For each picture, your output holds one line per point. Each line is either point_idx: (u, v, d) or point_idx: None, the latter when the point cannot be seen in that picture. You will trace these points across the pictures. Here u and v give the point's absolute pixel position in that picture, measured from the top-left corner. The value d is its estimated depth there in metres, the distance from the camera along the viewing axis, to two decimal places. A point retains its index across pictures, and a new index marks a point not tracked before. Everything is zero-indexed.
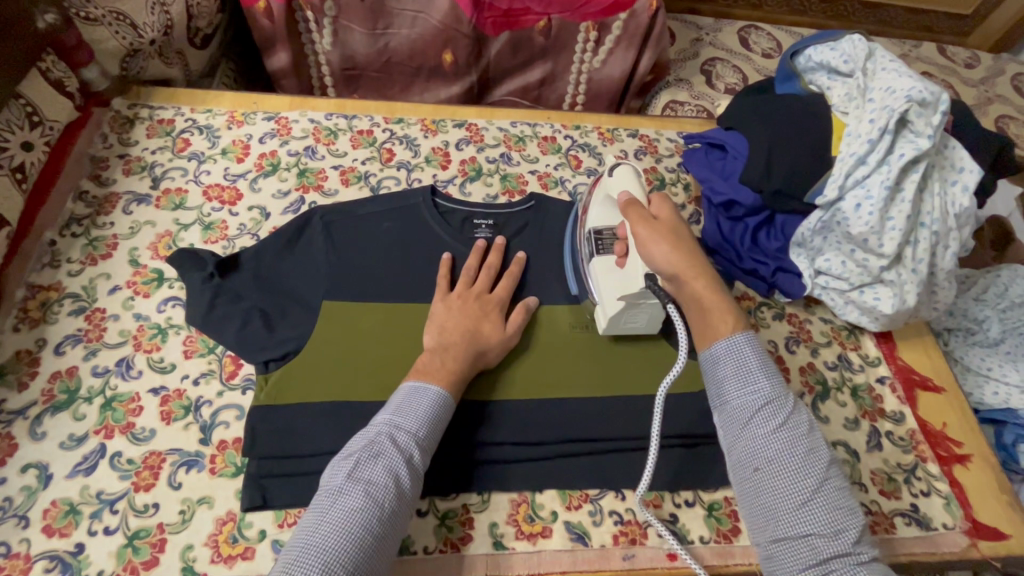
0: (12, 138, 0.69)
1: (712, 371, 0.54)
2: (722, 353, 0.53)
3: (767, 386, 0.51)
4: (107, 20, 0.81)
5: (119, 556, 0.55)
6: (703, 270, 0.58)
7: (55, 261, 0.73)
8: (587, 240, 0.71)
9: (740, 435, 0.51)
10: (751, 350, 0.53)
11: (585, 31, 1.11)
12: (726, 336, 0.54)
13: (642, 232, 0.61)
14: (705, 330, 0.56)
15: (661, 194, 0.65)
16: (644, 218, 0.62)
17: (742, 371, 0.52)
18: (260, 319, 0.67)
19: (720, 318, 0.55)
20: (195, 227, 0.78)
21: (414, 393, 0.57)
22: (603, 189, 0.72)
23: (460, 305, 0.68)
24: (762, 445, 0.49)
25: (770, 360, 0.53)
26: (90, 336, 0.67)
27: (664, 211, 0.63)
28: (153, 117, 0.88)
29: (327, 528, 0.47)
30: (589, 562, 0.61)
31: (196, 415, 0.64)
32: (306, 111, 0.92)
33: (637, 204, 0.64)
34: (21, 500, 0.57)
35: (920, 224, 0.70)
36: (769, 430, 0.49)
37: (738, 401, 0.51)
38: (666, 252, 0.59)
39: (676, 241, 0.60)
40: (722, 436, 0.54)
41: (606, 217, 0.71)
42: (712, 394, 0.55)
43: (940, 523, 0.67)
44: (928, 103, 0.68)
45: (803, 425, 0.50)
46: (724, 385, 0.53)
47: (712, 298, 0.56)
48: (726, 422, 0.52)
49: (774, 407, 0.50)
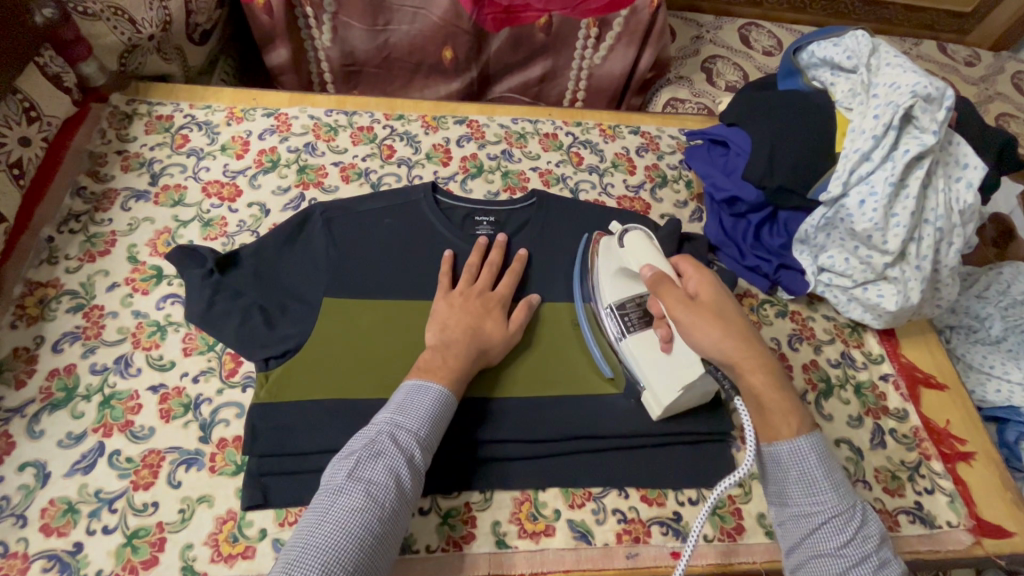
0: (8, 134, 0.69)
1: (772, 472, 0.53)
2: (785, 456, 0.51)
3: (833, 498, 0.50)
4: (106, 15, 0.80)
5: (117, 555, 0.55)
6: (760, 361, 0.53)
7: (52, 258, 0.72)
8: (611, 316, 0.68)
9: (804, 543, 0.50)
10: (816, 454, 0.51)
11: (586, 28, 1.10)
12: (789, 438, 0.51)
13: (684, 317, 0.56)
14: (765, 426, 0.53)
15: (693, 265, 0.60)
16: (682, 301, 0.57)
17: (807, 480, 0.51)
18: (260, 316, 0.67)
19: (782, 419, 0.52)
20: (194, 224, 0.77)
21: (416, 391, 0.57)
22: (615, 260, 0.70)
23: (462, 303, 0.67)
24: (827, 560, 0.48)
25: (834, 465, 0.51)
26: (88, 334, 0.67)
27: (704, 288, 0.57)
28: (151, 113, 0.87)
29: (327, 529, 0.46)
30: (593, 560, 0.60)
31: (195, 413, 0.63)
32: (306, 108, 0.91)
33: (669, 282, 0.59)
34: (18, 499, 0.56)
35: (924, 221, 0.69)
36: (836, 545, 0.49)
37: (802, 508, 0.51)
38: (717, 340, 0.53)
39: (724, 324, 0.54)
40: (780, 532, 0.54)
41: (625, 290, 0.69)
42: (771, 490, 0.54)
43: (944, 521, 0.67)
44: (932, 98, 0.67)
45: (871, 538, 0.49)
46: (786, 488, 0.52)
47: (773, 397, 0.52)
48: (787, 526, 0.52)
49: (840, 521, 0.49)
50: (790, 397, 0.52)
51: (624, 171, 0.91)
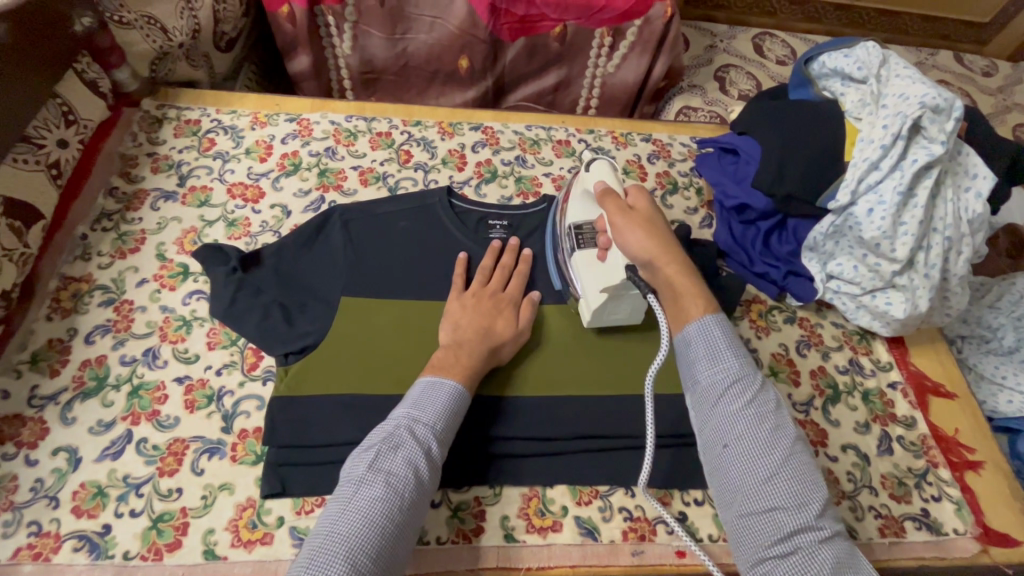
0: (48, 136, 0.72)
1: (684, 353, 0.53)
2: (694, 334, 0.52)
3: (736, 365, 0.50)
4: (138, 24, 0.84)
5: (143, 537, 0.57)
6: (677, 255, 0.57)
7: (86, 254, 0.75)
8: (567, 234, 0.72)
9: (709, 414, 0.50)
10: (721, 330, 0.52)
11: (600, 37, 1.12)
12: (698, 317, 0.53)
13: (619, 220, 0.62)
14: (677, 311, 0.55)
15: (638, 185, 0.66)
16: (621, 208, 0.63)
17: (713, 351, 0.51)
18: (280, 314, 0.69)
19: (692, 302, 0.54)
20: (219, 224, 0.80)
21: (431, 387, 0.59)
22: (581, 184, 0.73)
23: (474, 303, 0.69)
24: (731, 424, 0.48)
25: (739, 343, 0.53)
26: (118, 326, 0.70)
27: (640, 202, 0.64)
28: (180, 118, 0.91)
29: (351, 517, 0.48)
30: (598, 557, 0.62)
31: (218, 404, 0.66)
32: (327, 113, 0.94)
33: (614, 194, 0.65)
34: (52, 482, 0.59)
35: (933, 230, 0.70)
36: (737, 408, 0.48)
37: (708, 380, 0.51)
38: (639, 239, 0.59)
39: (651, 228, 0.60)
40: (693, 416, 0.53)
41: (584, 212, 0.73)
42: (684, 376, 0.54)
43: (951, 528, 0.67)
44: (941, 109, 0.68)
45: (770, 403, 0.49)
46: (694, 365, 0.52)
47: (685, 283, 0.55)
48: (696, 403, 0.52)
49: (742, 386, 0.49)
50: (701, 285, 0.55)
51: (636, 177, 0.92)
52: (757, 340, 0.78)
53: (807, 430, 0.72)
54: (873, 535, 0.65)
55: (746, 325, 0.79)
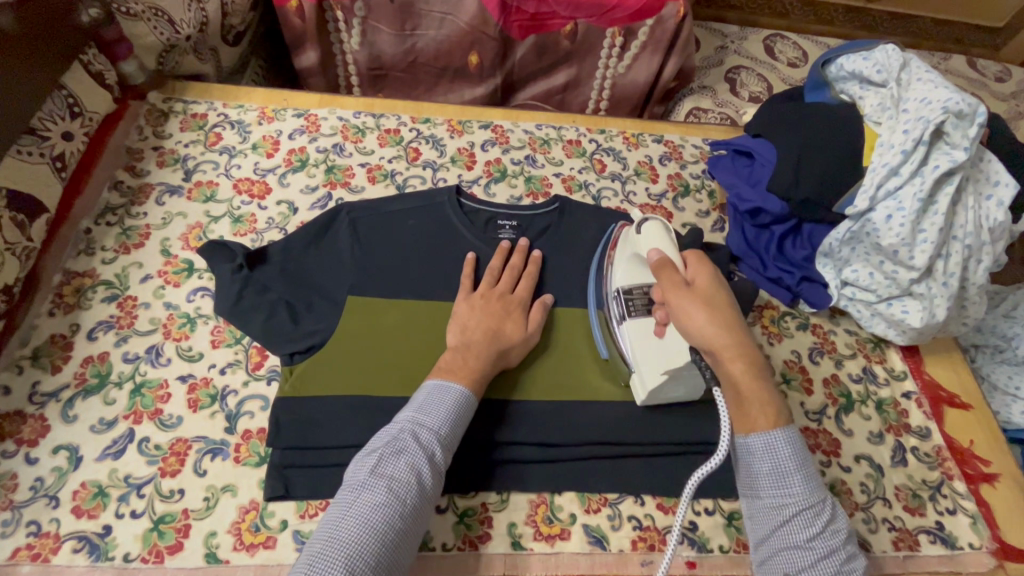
0: (52, 128, 0.71)
1: (747, 463, 0.52)
2: (760, 449, 0.51)
3: (805, 492, 0.50)
4: (146, 15, 0.83)
5: (144, 539, 0.56)
6: (744, 351, 0.51)
7: (89, 249, 0.74)
8: (616, 300, 0.69)
9: (773, 535, 0.50)
10: (790, 448, 0.51)
11: (611, 37, 1.11)
12: (766, 430, 0.51)
13: (676, 302, 0.55)
14: (740, 415, 0.52)
15: (697, 254, 0.59)
16: (677, 286, 0.57)
17: (780, 473, 0.50)
18: (285, 312, 0.68)
19: (760, 410, 0.51)
20: (225, 220, 0.79)
21: (437, 390, 0.57)
22: (631, 246, 0.70)
23: (483, 305, 0.68)
24: (794, 552, 0.49)
25: (807, 456, 0.52)
26: (122, 323, 0.69)
27: (701, 275, 0.57)
28: (186, 111, 0.90)
29: (350, 523, 0.47)
30: (607, 566, 0.60)
31: (221, 404, 0.65)
32: (335, 109, 0.93)
33: (671, 267, 0.59)
34: (52, 481, 0.58)
35: (953, 237, 0.69)
36: (805, 539, 0.49)
37: (772, 500, 0.51)
38: (701, 324, 0.53)
39: (714, 311, 0.53)
40: (748, 520, 0.54)
41: (635, 277, 0.69)
42: (742, 481, 0.54)
43: (966, 542, 0.66)
44: (964, 115, 0.66)
45: (837, 533, 0.50)
46: (759, 481, 0.51)
47: (750, 386, 0.50)
48: (757, 518, 0.52)
49: (809, 515, 0.50)
50: (770, 390, 0.51)
51: (647, 179, 0.91)
52: (770, 347, 0.77)
53: (820, 440, 0.70)
54: (887, 548, 0.64)
55: (758, 331, 0.77)
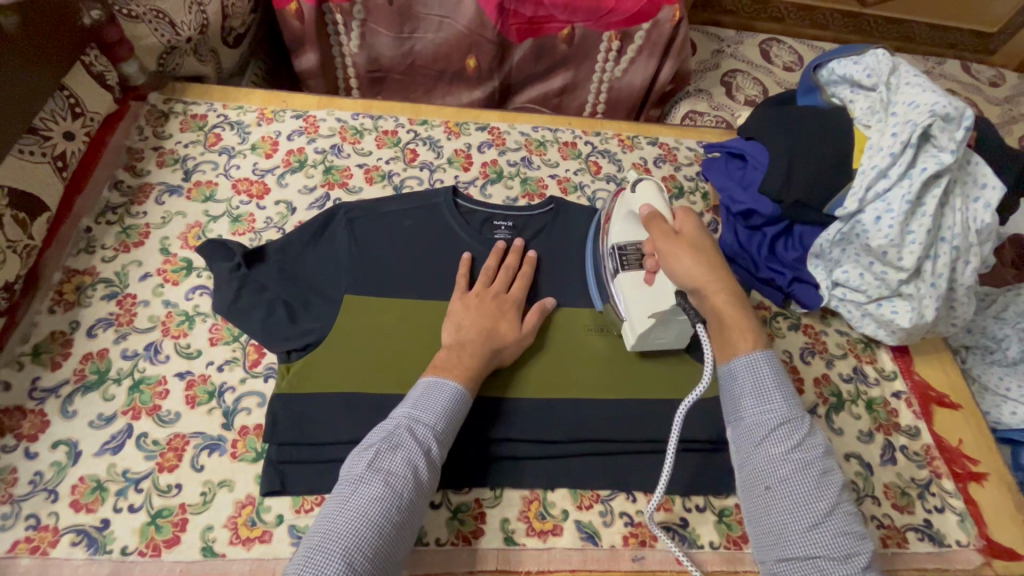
0: (54, 128, 0.72)
1: (730, 388, 0.55)
2: (741, 370, 0.54)
3: (783, 408, 0.51)
4: (147, 17, 0.84)
5: (142, 533, 0.57)
6: (725, 284, 0.58)
7: (90, 247, 0.75)
8: (610, 256, 0.72)
9: (753, 453, 0.51)
10: (769, 367, 0.53)
11: (608, 41, 1.12)
12: (746, 351, 0.54)
13: (665, 246, 0.62)
14: (723, 341, 0.56)
15: (685, 208, 0.65)
16: (666, 232, 0.63)
17: (759, 389, 0.52)
18: (283, 310, 0.69)
19: (739, 335, 0.55)
20: (224, 219, 0.80)
21: (433, 387, 0.58)
22: (626, 205, 0.73)
23: (478, 304, 0.68)
24: (775, 464, 0.49)
25: (786, 377, 0.54)
26: (121, 320, 0.70)
27: (687, 224, 0.64)
28: (186, 112, 0.91)
29: (348, 516, 0.48)
30: (598, 562, 0.61)
31: (219, 401, 0.66)
32: (333, 111, 0.94)
33: (660, 218, 0.65)
34: (51, 476, 0.59)
35: (941, 239, 0.70)
36: (783, 451, 0.49)
37: (753, 417, 0.52)
38: (688, 266, 0.60)
39: (698, 253, 0.60)
40: (733, 448, 0.54)
41: (628, 232, 0.72)
42: (727, 409, 0.55)
43: (954, 540, 0.67)
44: (951, 118, 0.68)
45: (818, 448, 0.50)
46: (740, 401, 0.53)
47: (732, 314, 0.56)
48: (739, 439, 0.53)
49: (788, 429, 0.50)
50: (751, 318, 0.56)
51: None
52: None
53: None
54: (875, 545, 0.65)
55: None
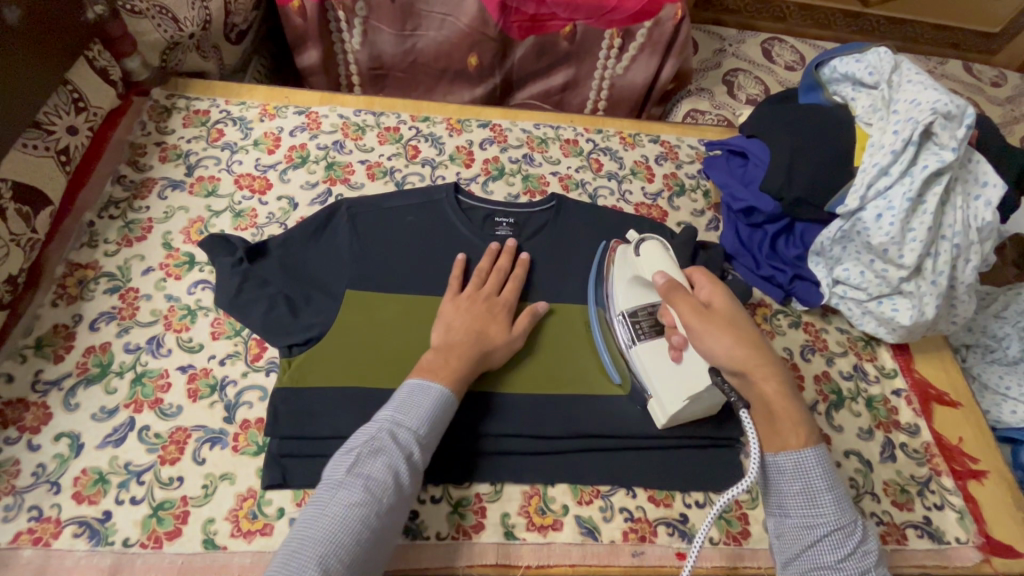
0: (57, 123, 0.72)
1: (776, 482, 0.52)
2: (790, 469, 0.50)
3: (836, 512, 0.49)
4: (150, 13, 0.84)
5: (143, 525, 0.57)
6: (772, 368, 0.53)
7: (92, 241, 0.75)
8: (623, 323, 0.69)
9: (800, 556, 0.49)
10: (821, 469, 0.50)
11: (610, 38, 1.12)
12: (797, 449, 0.51)
13: (697, 325, 0.56)
14: (774, 434, 0.52)
15: (704, 275, 0.61)
16: (695, 307, 0.57)
17: (809, 493, 0.50)
18: (285, 305, 0.69)
19: (791, 428, 0.51)
20: (226, 214, 0.80)
21: (417, 391, 0.58)
22: (631, 268, 0.70)
23: (469, 305, 0.69)
24: (824, 573, 0.48)
25: (838, 477, 0.51)
26: (123, 314, 0.70)
27: (716, 297, 0.58)
28: (189, 108, 0.91)
29: (326, 522, 0.48)
30: (598, 556, 0.61)
31: (221, 394, 0.66)
32: (336, 107, 0.94)
33: (682, 289, 0.60)
34: (53, 467, 0.59)
35: (941, 237, 0.70)
36: (835, 561, 0.48)
37: (801, 519, 0.50)
38: (728, 346, 0.54)
39: (736, 332, 0.54)
40: (775, 541, 0.53)
41: (639, 297, 0.69)
42: (770, 502, 0.53)
43: (953, 537, 0.67)
44: (953, 116, 0.68)
45: (869, 554, 0.49)
46: (788, 501, 0.51)
47: (783, 405, 0.51)
48: (785, 537, 0.51)
49: (841, 536, 0.49)
50: (801, 409, 0.52)
51: (643, 178, 0.92)
52: None
53: None
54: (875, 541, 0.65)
55: None
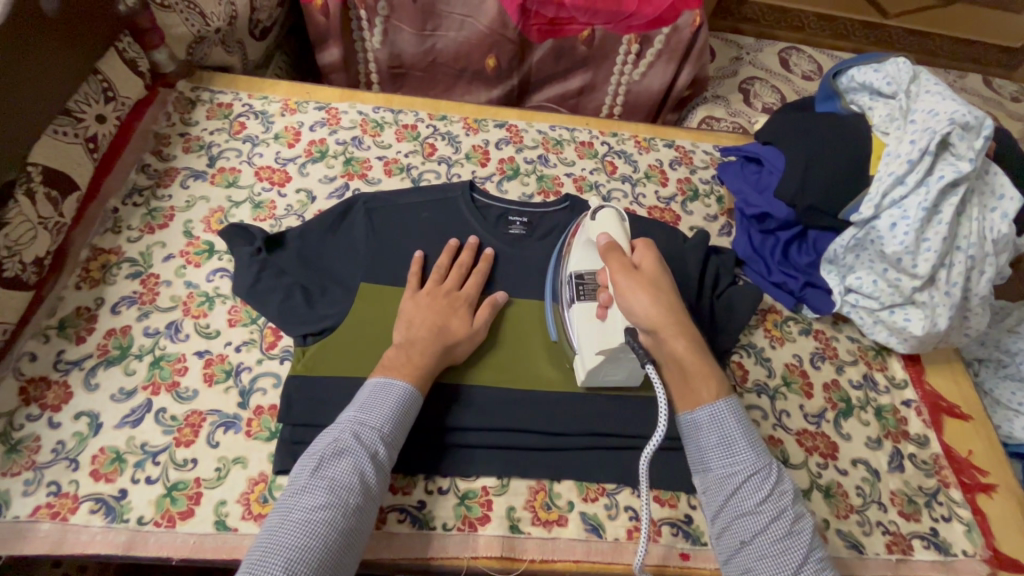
0: (87, 111, 0.74)
1: (695, 437, 0.56)
2: (707, 420, 0.55)
3: (752, 457, 0.53)
4: (180, 7, 0.85)
5: (158, 504, 0.58)
6: (683, 328, 0.56)
7: (116, 227, 0.77)
8: (568, 283, 0.68)
9: (725, 505, 0.52)
10: (733, 417, 0.55)
11: (627, 44, 1.13)
12: (710, 401, 0.55)
13: (623, 282, 0.59)
14: (687, 390, 0.57)
15: (644, 240, 0.63)
16: (625, 267, 0.60)
17: (726, 440, 0.54)
18: (301, 295, 0.71)
19: (704, 384, 0.56)
20: (246, 205, 0.82)
21: (380, 389, 0.58)
22: (585, 232, 0.69)
23: (430, 302, 0.68)
24: (748, 518, 0.51)
25: (750, 424, 0.56)
26: (143, 299, 0.71)
27: (647, 259, 0.61)
28: (213, 101, 0.93)
29: (291, 528, 0.48)
30: (602, 553, 0.62)
31: (236, 379, 0.67)
32: (355, 104, 0.96)
33: (619, 249, 0.62)
34: (72, 445, 0.61)
35: (956, 247, 0.70)
36: (756, 502, 0.51)
37: (722, 470, 0.53)
38: (647, 305, 0.57)
39: (657, 292, 0.58)
40: (704, 500, 0.55)
41: (585, 259, 0.68)
42: (693, 460, 0.56)
43: (960, 549, 0.67)
44: (970, 127, 0.68)
45: (787, 494, 0.52)
46: (708, 453, 0.55)
47: (693, 362, 0.56)
48: (710, 491, 0.54)
49: (759, 478, 0.52)
50: (711, 363, 0.57)
51: (656, 182, 0.93)
52: (772, 349, 0.78)
53: (818, 442, 0.71)
54: (879, 551, 0.65)
55: (761, 335, 0.79)
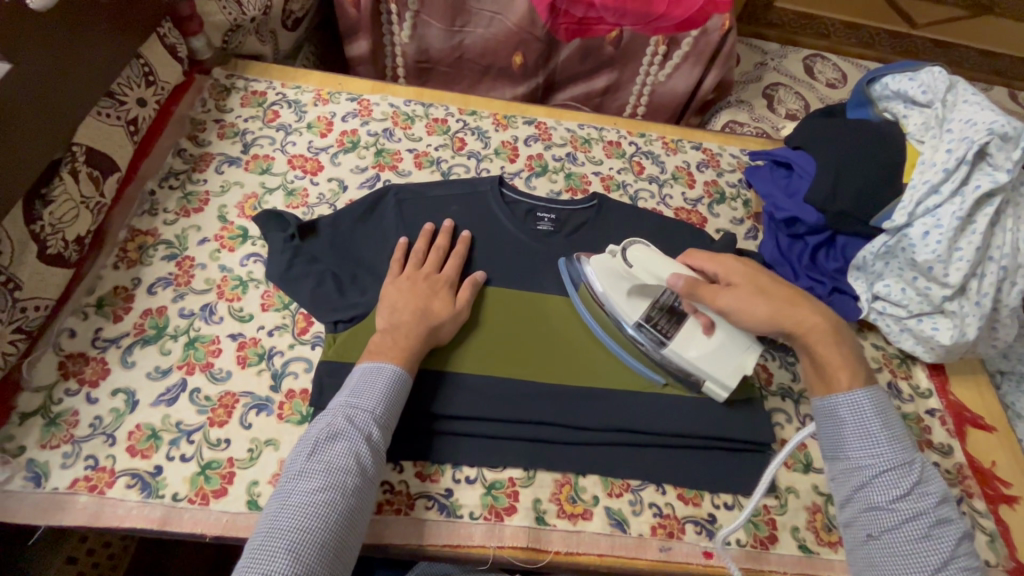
0: (129, 94, 0.76)
1: (831, 426, 0.58)
2: (844, 409, 0.57)
3: (890, 453, 0.55)
4: None
5: (192, 482, 0.60)
6: (810, 319, 0.61)
7: (152, 210, 0.78)
8: (646, 330, 0.69)
9: (857, 496, 0.55)
10: (874, 410, 0.57)
11: (655, 45, 1.14)
12: (848, 391, 0.58)
13: (729, 303, 0.64)
14: (823, 380, 0.60)
15: (697, 258, 0.69)
16: (717, 289, 0.65)
17: (862, 432, 0.56)
18: (333, 282, 0.72)
19: (842, 374, 0.59)
20: (279, 192, 0.83)
21: (370, 373, 0.59)
22: (624, 277, 0.70)
23: (409, 286, 0.69)
24: (880, 513, 0.54)
25: (893, 419, 0.57)
26: (179, 280, 0.73)
27: (730, 271, 0.66)
28: (247, 88, 0.94)
29: (292, 510, 0.49)
30: (626, 548, 0.62)
31: (268, 363, 0.68)
32: (387, 96, 0.97)
33: (698, 279, 0.66)
34: (109, 421, 0.62)
35: (989, 258, 0.70)
36: (889, 499, 0.53)
37: (855, 461, 0.56)
38: (766, 315, 0.62)
39: (766, 296, 0.63)
40: (832, 486, 0.59)
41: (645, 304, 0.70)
42: (826, 447, 0.60)
43: (982, 560, 0.67)
44: (1009, 138, 0.69)
45: (930, 496, 0.53)
46: (843, 444, 0.57)
47: (830, 352, 0.60)
48: (841, 480, 0.57)
49: (895, 476, 0.54)
50: (846, 352, 0.60)
51: (683, 184, 0.93)
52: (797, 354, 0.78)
53: None
54: None
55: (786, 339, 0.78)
